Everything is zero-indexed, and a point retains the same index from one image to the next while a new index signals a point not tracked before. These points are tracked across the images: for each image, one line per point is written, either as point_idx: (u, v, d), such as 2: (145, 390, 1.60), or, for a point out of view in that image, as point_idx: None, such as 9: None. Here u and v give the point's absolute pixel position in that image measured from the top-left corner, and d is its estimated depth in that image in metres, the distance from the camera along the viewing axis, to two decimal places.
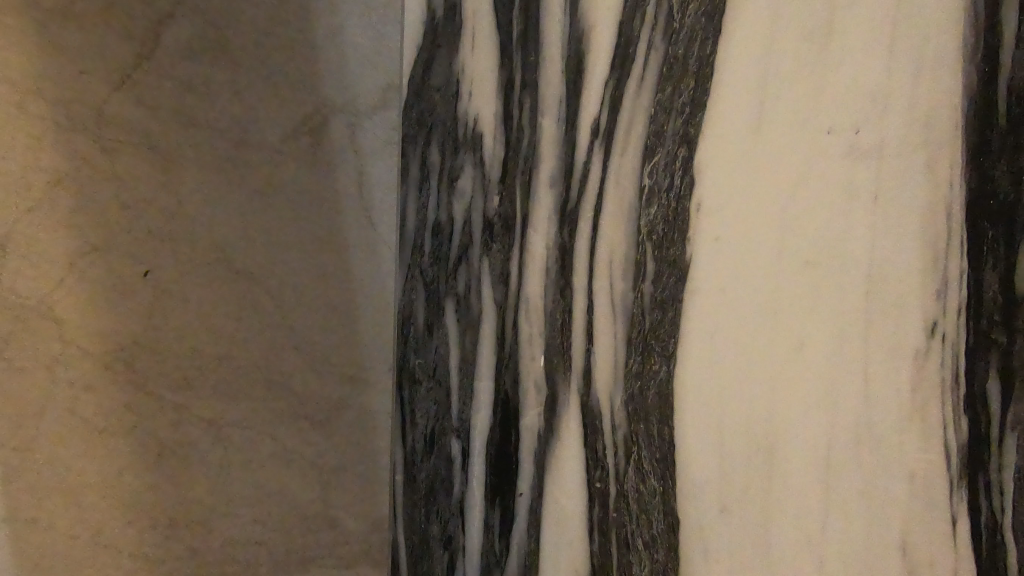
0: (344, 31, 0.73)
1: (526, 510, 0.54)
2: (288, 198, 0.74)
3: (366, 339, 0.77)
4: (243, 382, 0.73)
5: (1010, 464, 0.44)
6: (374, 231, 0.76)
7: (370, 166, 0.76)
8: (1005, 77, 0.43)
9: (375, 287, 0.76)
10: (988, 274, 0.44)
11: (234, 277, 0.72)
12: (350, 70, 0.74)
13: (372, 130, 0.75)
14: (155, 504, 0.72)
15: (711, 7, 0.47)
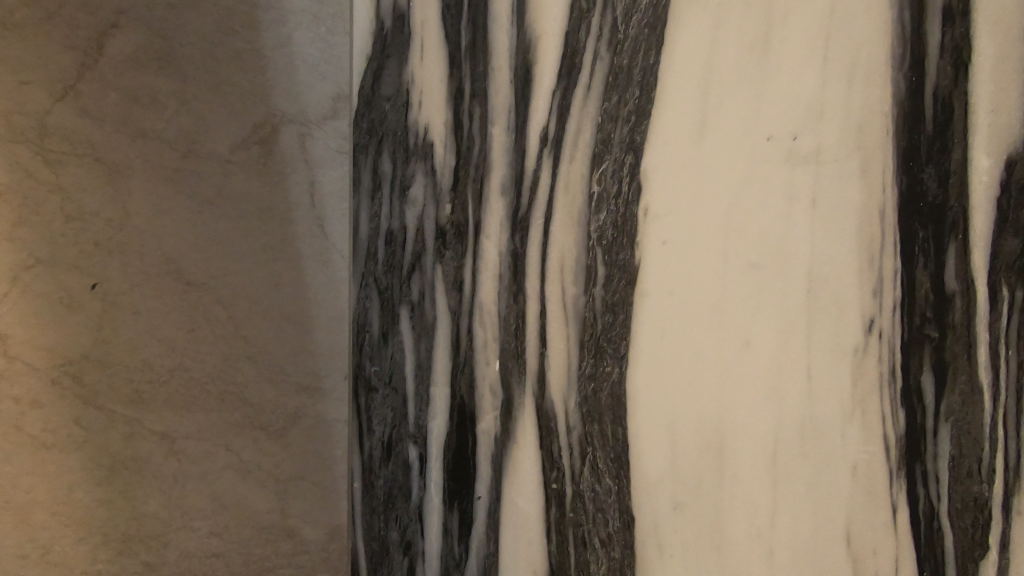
0: (293, 44, 0.71)
1: (485, 514, 0.54)
2: (237, 209, 0.71)
3: (321, 351, 0.73)
4: (197, 394, 0.71)
5: (944, 453, 0.49)
6: (329, 242, 0.73)
7: (321, 176, 0.73)
8: (931, 87, 0.47)
9: (330, 298, 0.73)
10: (920, 273, 0.48)
11: (183, 289, 0.70)
12: (299, 79, 0.71)
13: (324, 139, 0.72)
14: (106, 520, 0.71)
15: (653, 19, 0.49)
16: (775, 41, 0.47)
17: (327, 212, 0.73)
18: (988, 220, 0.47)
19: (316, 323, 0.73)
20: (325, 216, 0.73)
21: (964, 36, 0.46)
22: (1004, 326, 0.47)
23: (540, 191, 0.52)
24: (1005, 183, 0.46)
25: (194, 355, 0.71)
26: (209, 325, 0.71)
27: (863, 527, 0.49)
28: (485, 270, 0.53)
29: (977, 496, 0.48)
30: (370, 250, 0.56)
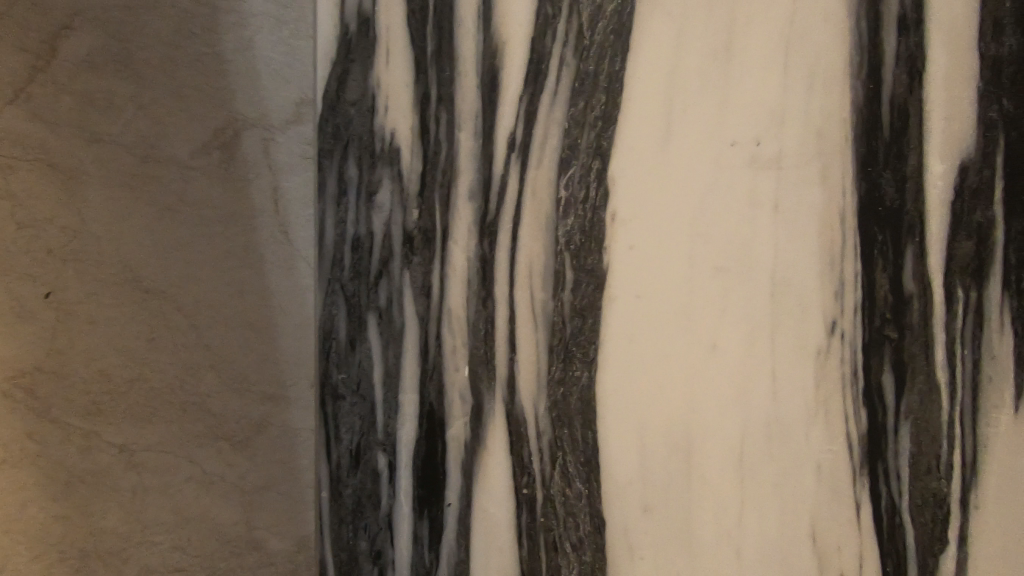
0: (255, 48, 0.70)
1: (455, 521, 0.52)
2: (197, 214, 0.69)
3: (285, 356, 0.71)
4: (157, 405, 0.69)
5: (903, 451, 0.53)
6: (292, 246, 0.72)
7: (284, 181, 0.71)
8: (887, 96, 0.50)
9: (293, 303, 0.71)
10: (879, 276, 0.52)
11: (143, 297, 0.68)
12: (261, 83, 0.70)
13: (285, 143, 0.71)
14: (62, 536, 0.68)
15: (618, 26, 0.49)
16: (736, 50, 0.49)
17: (291, 217, 0.71)
18: (940, 226, 0.51)
19: (280, 330, 0.71)
20: (287, 222, 0.71)
21: (916, 46, 0.50)
22: (955, 325, 0.52)
23: (509, 197, 0.51)
24: (960, 188, 0.51)
25: (153, 367, 0.69)
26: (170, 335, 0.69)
27: (826, 523, 0.52)
28: (454, 276, 0.52)
29: (936, 492, 0.53)
30: (336, 258, 0.52)
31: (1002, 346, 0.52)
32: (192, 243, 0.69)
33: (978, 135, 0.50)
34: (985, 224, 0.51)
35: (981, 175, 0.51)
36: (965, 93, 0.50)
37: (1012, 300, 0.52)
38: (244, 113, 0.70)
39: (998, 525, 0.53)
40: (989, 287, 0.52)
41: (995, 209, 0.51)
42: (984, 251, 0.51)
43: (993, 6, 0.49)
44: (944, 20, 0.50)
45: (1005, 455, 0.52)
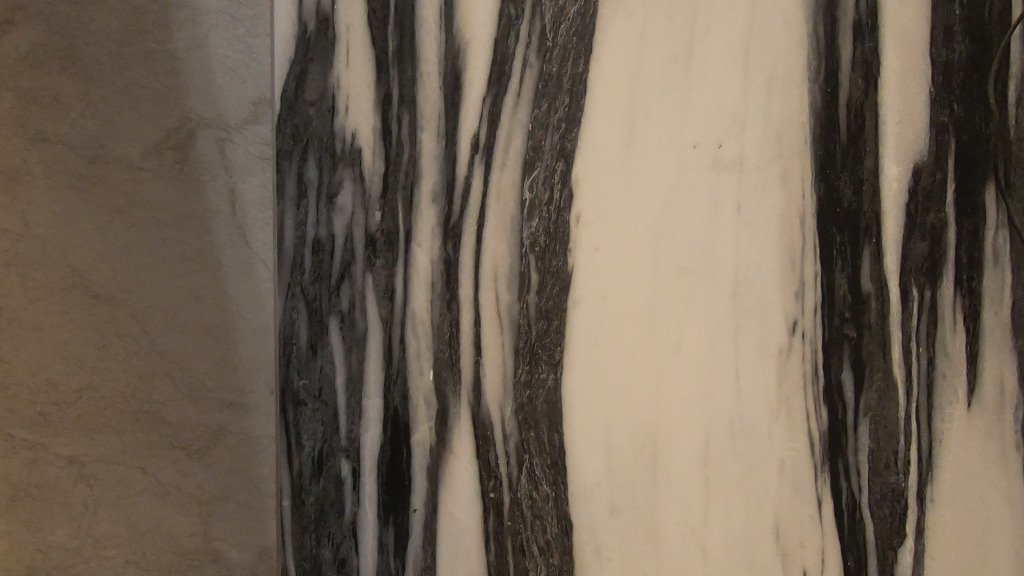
0: (209, 45, 0.59)
1: (421, 526, 0.52)
2: (147, 214, 0.58)
3: (245, 362, 0.60)
4: (106, 416, 0.58)
5: (863, 447, 0.54)
6: (249, 249, 0.60)
7: (241, 181, 0.60)
8: (845, 99, 0.51)
9: (252, 305, 0.60)
10: (839, 276, 0.53)
11: (91, 301, 0.58)
12: (215, 72, 0.59)
13: (243, 145, 0.60)
14: (6, 552, 0.58)
15: (581, 28, 0.49)
16: (698, 53, 0.49)
17: (247, 216, 0.60)
18: (896, 227, 0.53)
19: (239, 334, 0.60)
20: (244, 222, 0.60)
21: (872, 52, 0.51)
22: (911, 323, 0.54)
23: (472, 199, 0.50)
24: (913, 190, 0.52)
25: (103, 374, 0.58)
26: (119, 339, 0.58)
27: (789, 520, 0.53)
28: (417, 280, 0.51)
29: (893, 487, 0.54)
30: (296, 259, 0.51)
31: (954, 344, 0.54)
32: (144, 227, 0.58)
33: (930, 138, 0.52)
34: (938, 225, 0.53)
35: (934, 177, 0.52)
36: (919, 98, 0.52)
37: (963, 298, 0.53)
38: (195, 111, 0.59)
39: (951, 518, 0.54)
40: (941, 286, 0.53)
41: (946, 210, 0.53)
42: (937, 251, 0.53)
43: (944, 13, 0.51)
44: (898, 26, 0.51)
45: (956, 449, 0.54)
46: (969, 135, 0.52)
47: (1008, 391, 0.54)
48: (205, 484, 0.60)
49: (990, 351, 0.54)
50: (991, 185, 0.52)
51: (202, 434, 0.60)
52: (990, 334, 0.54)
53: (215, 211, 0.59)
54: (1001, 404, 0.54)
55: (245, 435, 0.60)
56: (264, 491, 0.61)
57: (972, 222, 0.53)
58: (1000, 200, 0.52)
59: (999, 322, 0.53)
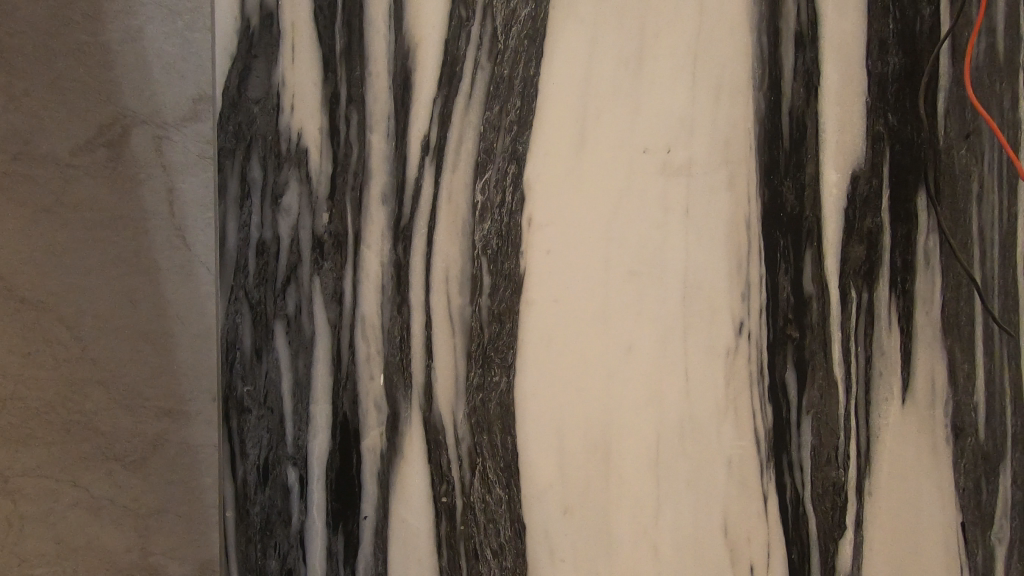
0: (145, 38, 0.56)
1: (372, 533, 0.51)
2: (77, 216, 0.55)
3: (184, 368, 0.57)
4: (36, 427, 0.55)
5: (806, 443, 0.56)
6: (189, 251, 0.57)
7: (181, 182, 0.57)
8: (787, 108, 0.53)
9: (192, 309, 0.57)
10: (783, 279, 0.54)
11: (17, 306, 0.55)
12: (152, 69, 0.56)
13: (182, 143, 0.57)
14: None
15: (532, 31, 0.49)
16: (647, 58, 0.50)
17: (187, 217, 0.57)
18: (837, 231, 0.55)
19: (178, 340, 0.57)
20: (184, 222, 0.57)
21: (812, 62, 0.53)
22: (851, 324, 0.56)
23: (423, 201, 0.50)
24: (851, 196, 0.55)
25: (31, 383, 0.55)
26: (48, 347, 0.55)
27: (737, 516, 0.55)
28: (367, 282, 0.50)
29: (834, 482, 0.57)
30: (239, 262, 0.50)
31: (890, 343, 0.57)
32: (74, 230, 0.55)
33: (867, 146, 0.54)
34: (874, 230, 0.55)
35: (871, 183, 0.55)
36: (857, 107, 0.54)
37: (897, 299, 0.56)
38: (132, 107, 0.56)
39: (885, 508, 0.57)
40: (878, 287, 0.56)
41: (881, 216, 0.55)
42: (874, 254, 0.56)
43: (879, 27, 0.54)
44: (836, 38, 0.53)
45: (892, 443, 0.57)
46: (903, 143, 0.55)
47: (937, 387, 0.57)
48: (141, 496, 0.57)
49: (921, 349, 0.57)
50: (922, 191, 0.55)
51: (139, 443, 0.57)
52: (921, 333, 0.57)
53: (152, 212, 0.56)
54: (932, 399, 0.57)
55: (186, 445, 0.57)
56: (205, 502, 0.58)
57: (905, 226, 0.56)
58: (930, 206, 0.55)
59: (929, 322, 0.57)
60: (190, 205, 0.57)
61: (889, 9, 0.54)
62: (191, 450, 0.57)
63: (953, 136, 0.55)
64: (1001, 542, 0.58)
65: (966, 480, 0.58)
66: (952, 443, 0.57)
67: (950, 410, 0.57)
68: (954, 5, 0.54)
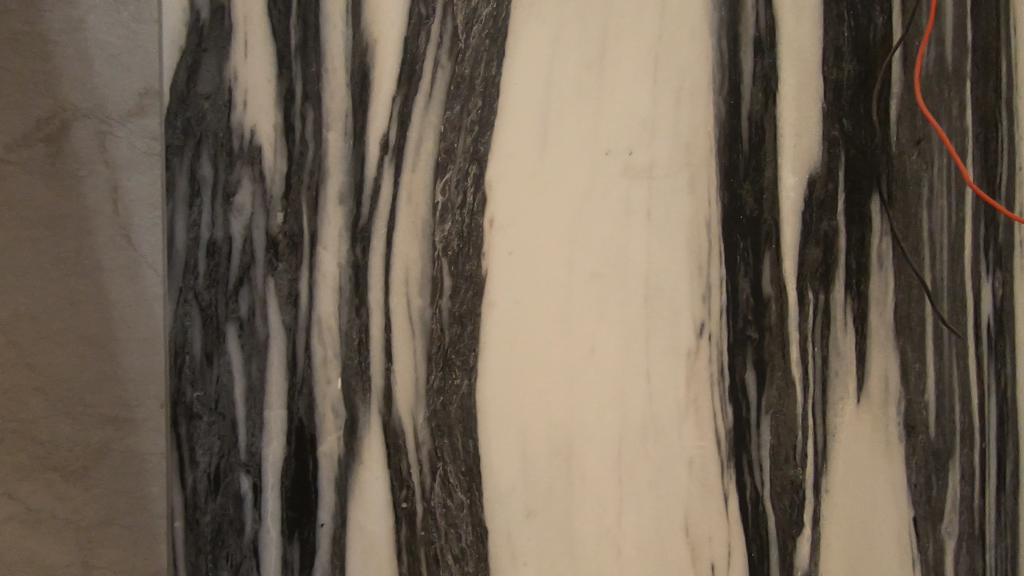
0: (88, 29, 0.52)
1: (329, 541, 0.50)
2: (12, 210, 0.51)
3: (130, 374, 0.53)
4: None
5: (765, 442, 0.57)
6: (134, 250, 0.53)
7: (126, 179, 0.53)
8: (746, 112, 0.54)
9: (139, 312, 0.52)
10: (743, 280, 0.55)
11: None
12: (94, 60, 0.52)
13: (127, 139, 0.53)
14: None
15: (493, 31, 0.49)
16: (609, 60, 0.50)
17: (132, 214, 0.52)
18: (795, 234, 0.56)
19: (123, 344, 0.53)
20: (128, 219, 0.53)
21: (771, 68, 0.54)
22: (808, 325, 0.57)
23: (382, 201, 0.49)
24: (808, 199, 0.56)
25: None
26: None
27: (700, 516, 0.55)
28: (324, 284, 0.49)
29: (793, 480, 0.58)
30: (188, 263, 0.48)
31: (846, 343, 0.58)
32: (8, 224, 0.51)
33: (823, 151, 0.56)
34: (830, 232, 0.57)
35: (827, 187, 0.56)
36: (813, 113, 0.55)
37: (852, 300, 0.58)
38: (72, 99, 0.52)
39: (841, 505, 0.59)
40: (834, 289, 0.57)
41: (837, 219, 0.57)
42: (830, 257, 0.57)
43: (834, 35, 0.55)
44: (793, 44, 0.54)
45: (848, 441, 0.59)
46: (858, 148, 0.56)
47: (890, 386, 0.59)
48: (82, 510, 0.52)
49: (875, 349, 0.58)
50: (876, 195, 0.57)
51: (79, 452, 0.52)
52: (875, 334, 0.58)
53: (95, 208, 0.53)
54: (884, 398, 0.59)
55: (131, 454, 0.53)
56: (152, 513, 0.53)
57: (860, 229, 0.57)
58: (884, 210, 0.57)
59: (883, 322, 0.58)
60: (135, 202, 0.53)
61: (844, 17, 0.55)
62: (138, 457, 0.53)
63: (904, 142, 0.57)
64: (951, 536, 0.61)
65: (917, 475, 0.60)
66: (903, 440, 0.59)
67: (902, 408, 0.59)
68: (905, 15, 0.56)
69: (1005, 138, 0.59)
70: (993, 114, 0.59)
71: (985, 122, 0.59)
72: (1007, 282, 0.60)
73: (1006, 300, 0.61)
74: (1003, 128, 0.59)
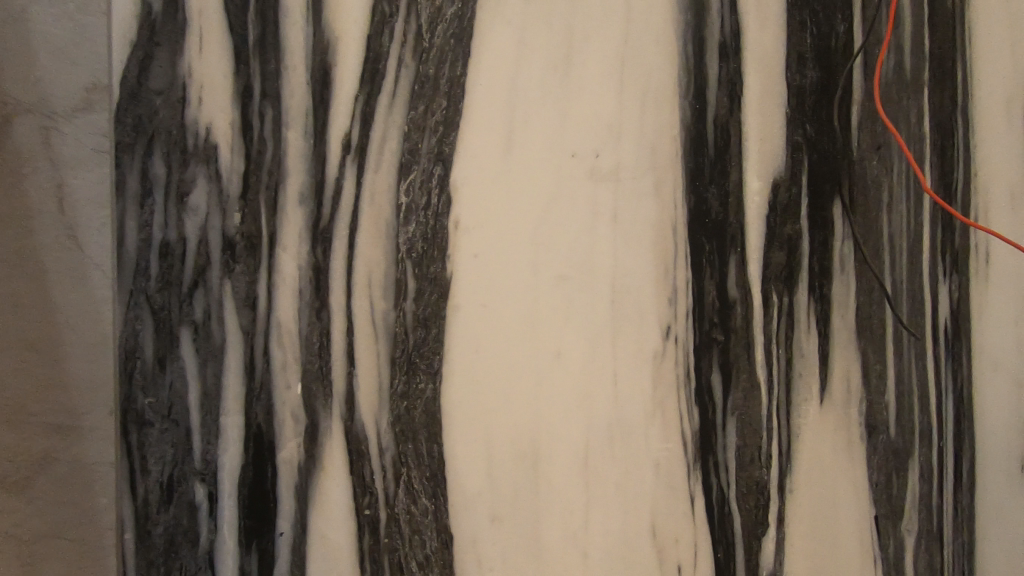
0: (31, 20, 0.49)
1: (288, 550, 0.48)
2: None
3: (76, 383, 0.50)
4: None
5: (731, 444, 0.58)
6: (82, 252, 0.50)
7: (72, 177, 0.50)
8: (711, 116, 0.54)
9: (86, 316, 0.50)
10: (708, 283, 0.55)
11: None
12: (38, 54, 0.50)
13: (72, 135, 0.50)
14: None
15: (458, 30, 0.48)
16: (575, 62, 0.50)
17: (80, 214, 0.50)
18: (759, 237, 0.56)
19: (70, 351, 0.50)
20: (76, 219, 0.50)
21: (735, 73, 0.54)
22: (772, 327, 0.58)
23: (344, 202, 0.48)
24: (772, 203, 0.56)
25: None
26: None
27: (666, 518, 0.55)
28: (283, 286, 0.48)
29: (758, 481, 0.58)
30: (139, 264, 0.46)
31: (809, 345, 0.59)
32: None
33: (787, 155, 0.56)
34: (794, 236, 0.57)
35: (791, 191, 0.57)
36: (777, 117, 0.56)
37: (815, 303, 0.59)
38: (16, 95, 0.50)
39: (805, 504, 0.60)
40: (797, 291, 0.58)
41: (801, 223, 0.57)
42: (794, 260, 0.58)
43: (797, 41, 0.56)
44: (757, 50, 0.55)
45: (812, 441, 0.59)
46: (820, 153, 0.57)
47: (851, 387, 0.60)
48: (27, 522, 0.50)
49: (838, 351, 0.59)
50: (838, 200, 0.58)
51: (23, 463, 0.50)
52: (838, 335, 0.59)
53: (40, 209, 0.50)
54: (847, 398, 0.60)
55: (78, 465, 0.50)
56: (101, 527, 0.51)
57: (822, 233, 0.58)
58: (845, 214, 0.58)
59: (845, 324, 0.59)
60: (84, 201, 0.50)
61: (806, 24, 0.56)
62: (84, 471, 0.50)
63: (864, 148, 0.58)
64: (910, 533, 0.63)
65: (877, 474, 0.61)
66: (865, 440, 0.61)
67: (863, 409, 0.60)
68: (865, 23, 0.57)
69: (960, 145, 0.61)
70: (949, 121, 0.61)
71: (941, 129, 0.61)
72: (963, 285, 0.62)
73: (961, 303, 0.62)
74: (958, 136, 0.61)
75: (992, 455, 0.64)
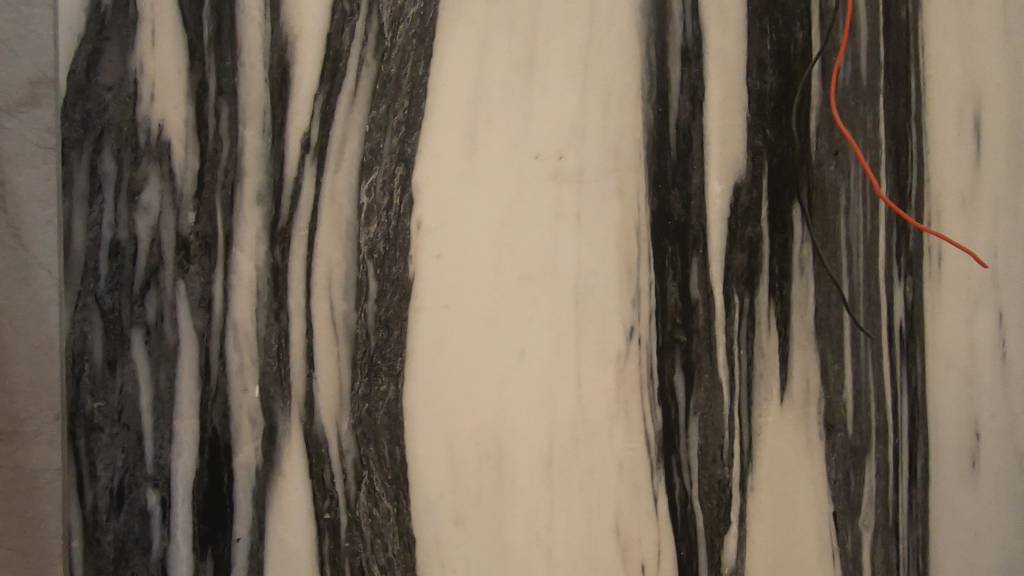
0: None
1: (245, 556, 0.48)
2: None
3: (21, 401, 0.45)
4: None
5: (693, 443, 0.58)
6: (27, 253, 0.45)
7: (14, 169, 0.44)
8: (674, 120, 0.55)
9: (35, 328, 0.45)
10: (671, 284, 0.56)
11: None
12: None
13: (15, 130, 0.44)
14: None
15: (419, 30, 0.48)
16: (538, 64, 0.50)
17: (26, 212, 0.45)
18: (720, 239, 0.57)
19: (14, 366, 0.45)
20: (20, 217, 0.44)
21: (697, 77, 0.55)
22: (734, 328, 0.59)
23: (303, 201, 0.47)
24: (734, 205, 0.57)
25: None
26: None
27: (630, 518, 0.56)
28: (239, 287, 0.47)
29: (720, 479, 0.59)
30: (89, 265, 0.46)
31: (770, 345, 0.60)
32: None
33: (748, 159, 0.57)
34: (755, 238, 0.58)
35: (751, 195, 0.58)
36: (738, 122, 0.57)
37: (776, 304, 0.60)
38: None
39: (766, 501, 0.61)
40: (758, 293, 0.59)
41: (761, 225, 0.58)
42: (754, 262, 0.59)
43: (757, 48, 0.57)
44: (718, 55, 0.56)
45: (772, 440, 0.61)
46: (780, 158, 0.58)
47: (810, 386, 0.61)
48: None
49: (797, 352, 0.61)
50: (797, 203, 0.59)
51: None
52: (797, 336, 0.61)
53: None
54: (806, 397, 0.61)
55: (25, 490, 0.45)
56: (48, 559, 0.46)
57: (782, 235, 0.59)
58: (805, 217, 0.59)
59: (804, 325, 0.61)
60: (30, 198, 0.45)
61: (766, 30, 0.57)
62: (32, 497, 0.45)
63: (822, 153, 0.60)
64: (867, 528, 0.65)
65: (836, 472, 0.63)
66: (824, 438, 0.62)
67: (822, 407, 0.62)
68: (823, 31, 0.58)
69: (913, 151, 0.63)
70: (904, 128, 0.63)
71: (897, 135, 0.62)
72: (917, 287, 0.64)
73: (915, 304, 0.64)
74: (912, 142, 0.63)
75: (943, 451, 0.67)
